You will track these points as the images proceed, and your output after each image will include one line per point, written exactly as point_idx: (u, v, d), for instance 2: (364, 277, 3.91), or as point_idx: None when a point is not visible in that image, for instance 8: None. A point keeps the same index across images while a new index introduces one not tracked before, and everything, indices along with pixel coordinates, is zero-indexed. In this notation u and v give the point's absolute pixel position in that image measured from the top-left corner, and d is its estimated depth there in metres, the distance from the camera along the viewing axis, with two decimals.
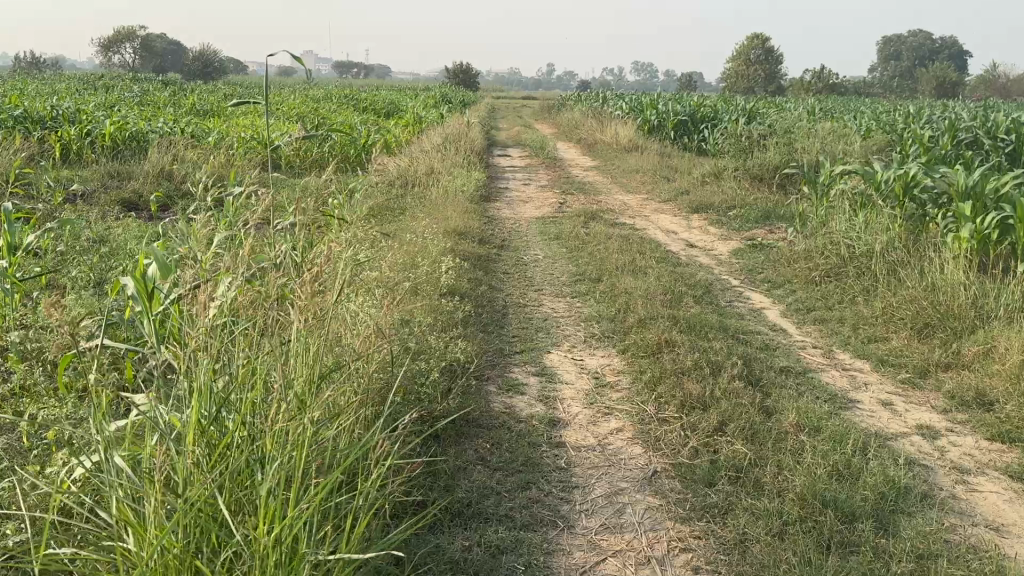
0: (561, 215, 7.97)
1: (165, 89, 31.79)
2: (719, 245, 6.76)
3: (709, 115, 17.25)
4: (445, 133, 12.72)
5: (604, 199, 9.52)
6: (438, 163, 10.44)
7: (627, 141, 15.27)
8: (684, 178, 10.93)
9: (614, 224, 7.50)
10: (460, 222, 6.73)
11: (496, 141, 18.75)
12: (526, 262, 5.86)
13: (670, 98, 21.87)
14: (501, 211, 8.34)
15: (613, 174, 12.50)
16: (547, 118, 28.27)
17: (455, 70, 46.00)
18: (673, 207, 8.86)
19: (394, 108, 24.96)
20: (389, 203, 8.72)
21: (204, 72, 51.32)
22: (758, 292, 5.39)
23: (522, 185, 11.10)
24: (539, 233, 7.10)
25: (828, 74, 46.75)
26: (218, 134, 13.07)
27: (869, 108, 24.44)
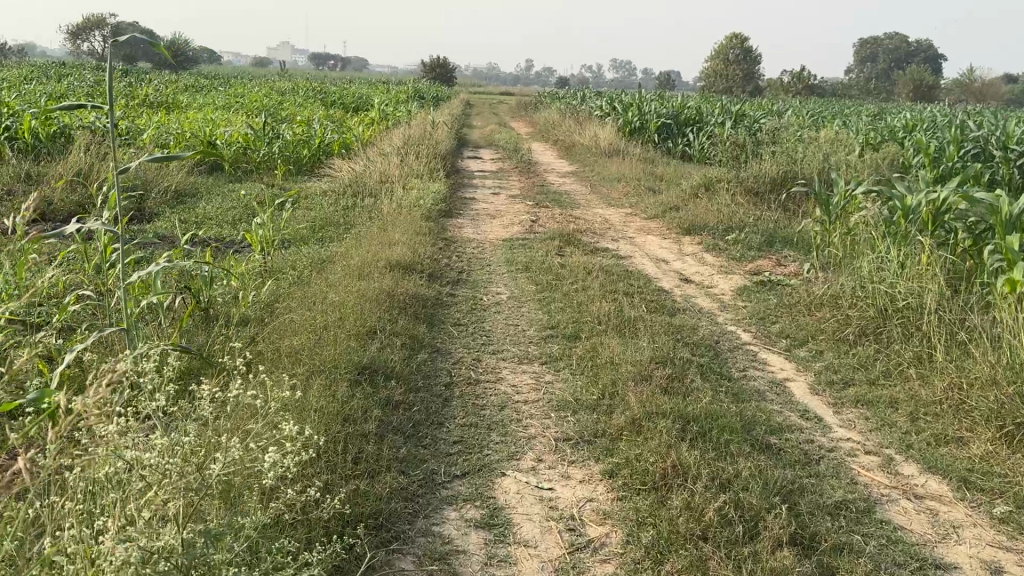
0: (533, 236, 6.84)
1: (125, 78, 30.25)
2: (718, 279, 5.68)
3: (694, 118, 16.15)
4: (408, 134, 11.52)
5: (582, 214, 8.41)
6: (397, 171, 9.26)
7: (607, 144, 14.16)
8: (671, 191, 9.84)
9: (595, 249, 6.38)
10: (409, 250, 5.56)
11: (467, 142, 17.51)
12: (487, 307, 4.70)
13: (652, 99, 20.73)
14: (464, 228, 7.19)
15: (593, 183, 11.38)
16: (523, 117, 27.08)
17: (432, 65, 44.72)
18: (661, 226, 7.75)
19: (362, 105, 23.63)
20: (335, 222, 7.56)
21: (170, 62, 49.51)
22: (775, 351, 4.29)
23: (492, 194, 9.95)
24: (506, 260, 5.96)
25: (808, 75, 45.98)
26: (155, 132, 11.77)
27: (852, 113, 23.42)
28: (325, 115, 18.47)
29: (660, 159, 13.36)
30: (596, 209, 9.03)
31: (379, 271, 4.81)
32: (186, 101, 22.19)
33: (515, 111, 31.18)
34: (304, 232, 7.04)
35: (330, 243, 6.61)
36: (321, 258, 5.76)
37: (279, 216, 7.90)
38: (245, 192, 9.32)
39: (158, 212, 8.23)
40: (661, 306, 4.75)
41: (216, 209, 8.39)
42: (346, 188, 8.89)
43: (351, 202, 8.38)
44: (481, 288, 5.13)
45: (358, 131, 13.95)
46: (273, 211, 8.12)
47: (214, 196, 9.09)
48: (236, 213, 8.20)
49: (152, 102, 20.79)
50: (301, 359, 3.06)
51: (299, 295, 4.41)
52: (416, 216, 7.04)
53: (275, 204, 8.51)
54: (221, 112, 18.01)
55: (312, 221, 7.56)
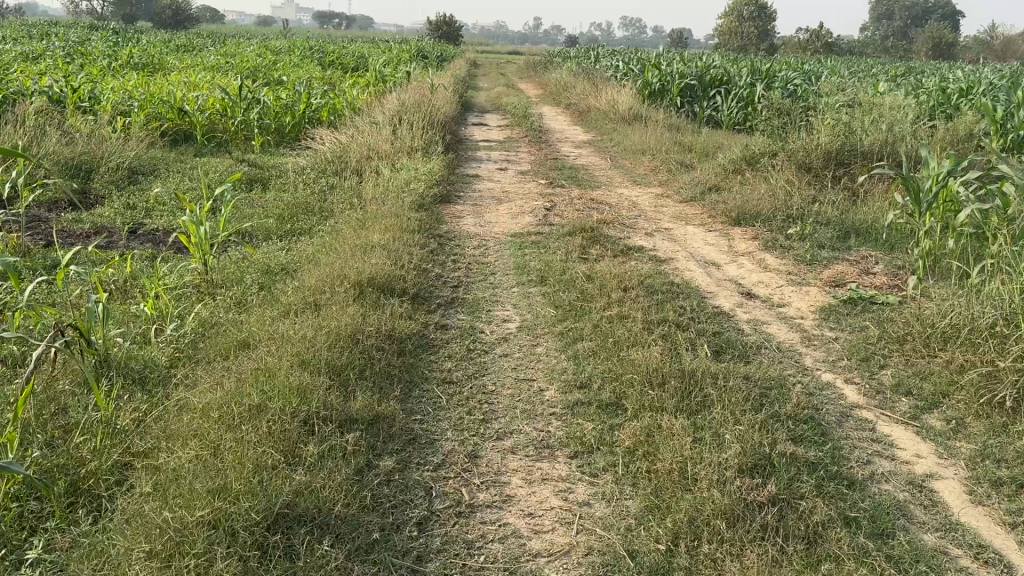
0: (549, 230, 5.56)
1: (115, 37, 28.73)
2: (790, 293, 4.39)
3: (720, 79, 14.70)
4: (402, 99, 10.21)
5: (604, 196, 7.13)
6: (387, 144, 7.97)
7: (626, 108, 12.79)
8: (704, 167, 8.53)
9: (627, 249, 5.09)
10: (390, 258, 4.28)
11: (470, 106, 16.13)
12: (489, 345, 3.44)
13: (669, 58, 19.21)
14: (464, 219, 5.92)
15: (612, 155, 10.07)
16: (531, 77, 25.56)
17: (437, 22, 42.70)
18: (701, 213, 6.46)
19: (359, 65, 22.20)
20: (309, 211, 6.31)
21: (168, 20, 47.86)
22: (898, 422, 3.03)
23: (499, 170, 8.66)
24: (516, 266, 4.69)
25: (827, 32, 43.99)
26: (118, 98, 10.45)
27: (879, 70, 21.81)
28: (318, 77, 17.06)
29: (684, 126, 11.98)
30: (620, 188, 7.73)
31: (343, 296, 3.55)
32: (172, 61, 20.88)
33: (523, 72, 29.66)
34: (268, 227, 5.81)
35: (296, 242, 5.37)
36: (278, 268, 4.52)
37: (244, 202, 6.66)
38: (211, 166, 8.08)
39: (105, 195, 7.02)
40: (728, 345, 3.49)
41: (174, 187, 7.16)
42: (328, 167, 7.62)
43: (331, 183, 7.11)
44: (482, 313, 3.87)
45: (351, 95, 12.63)
46: (237, 195, 6.87)
47: (175, 171, 7.85)
48: (194, 193, 6.96)
49: (135, 64, 19.35)
50: (168, 517, 1.82)
51: (224, 340, 3.16)
52: (404, 203, 5.77)
53: (243, 185, 7.28)
54: (204, 73, 16.71)
55: (280, 209, 6.31)
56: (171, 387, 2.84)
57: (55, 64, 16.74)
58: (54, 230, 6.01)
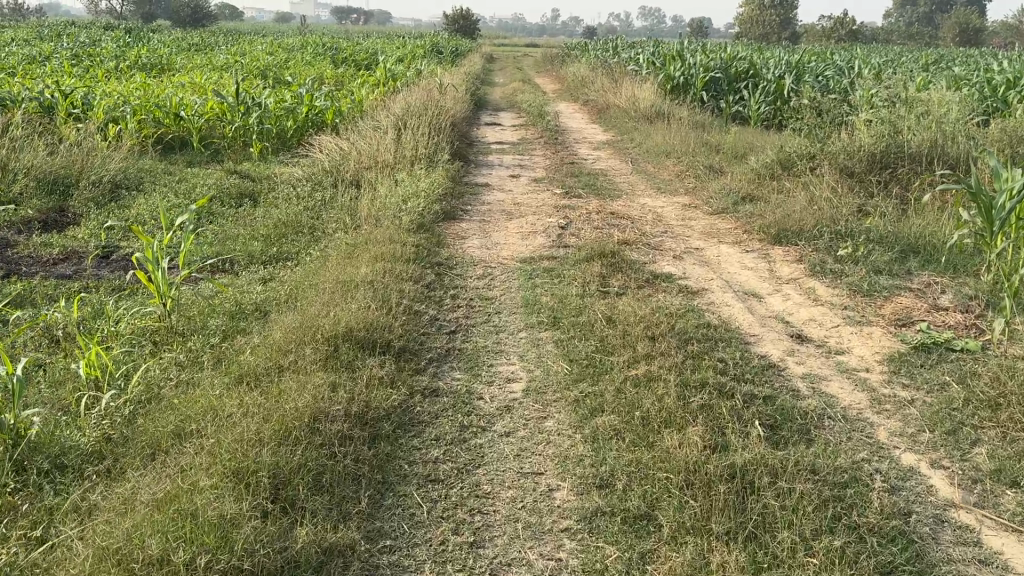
0: (564, 254, 4.90)
1: (129, 37, 28.38)
2: (848, 337, 3.72)
3: (746, 73, 13.95)
4: (409, 101, 9.60)
5: (626, 209, 6.48)
6: (389, 152, 7.35)
7: (647, 105, 12.10)
8: (735, 171, 7.83)
9: (653, 279, 4.43)
10: (374, 298, 3.66)
11: (484, 104, 15.49)
12: (487, 419, 2.80)
13: (691, 49, 18.44)
14: (467, 240, 5.28)
15: (633, 157, 9.39)
16: (548, 73, 24.83)
17: (454, 17, 42.04)
18: (735, 230, 5.78)
19: (371, 62, 21.65)
20: (298, 233, 5.72)
21: (186, 19, 47.61)
22: (1009, 529, 2.36)
23: (511, 178, 8.02)
24: (524, 303, 4.06)
25: (851, 21, 42.85)
26: (113, 104, 9.93)
27: (907, 59, 20.93)
28: (328, 77, 16.49)
29: (708, 124, 11.26)
30: (643, 198, 7.07)
31: (310, 360, 2.93)
32: (181, 61, 20.46)
33: (539, 67, 28.99)
34: (250, 255, 5.23)
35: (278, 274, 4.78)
36: (248, 311, 3.92)
37: (229, 223, 6.08)
38: (200, 178, 7.51)
39: (82, 212, 6.48)
40: (782, 419, 2.83)
41: (157, 203, 6.60)
42: (323, 179, 7.03)
43: (325, 198, 6.51)
44: (483, 370, 3.24)
45: (357, 96, 12.04)
46: (223, 215, 6.30)
47: (161, 183, 7.29)
48: (176, 210, 6.39)
49: (144, 65, 18.88)
50: None
51: (158, 426, 2.56)
52: (400, 227, 5.15)
53: (232, 200, 6.70)
54: (211, 74, 16.22)
55: (266, 231, 5.73)
56: (78, 498, 2.23)
57: (60, 67, 16.32)
58: (20, 257, 5.46)
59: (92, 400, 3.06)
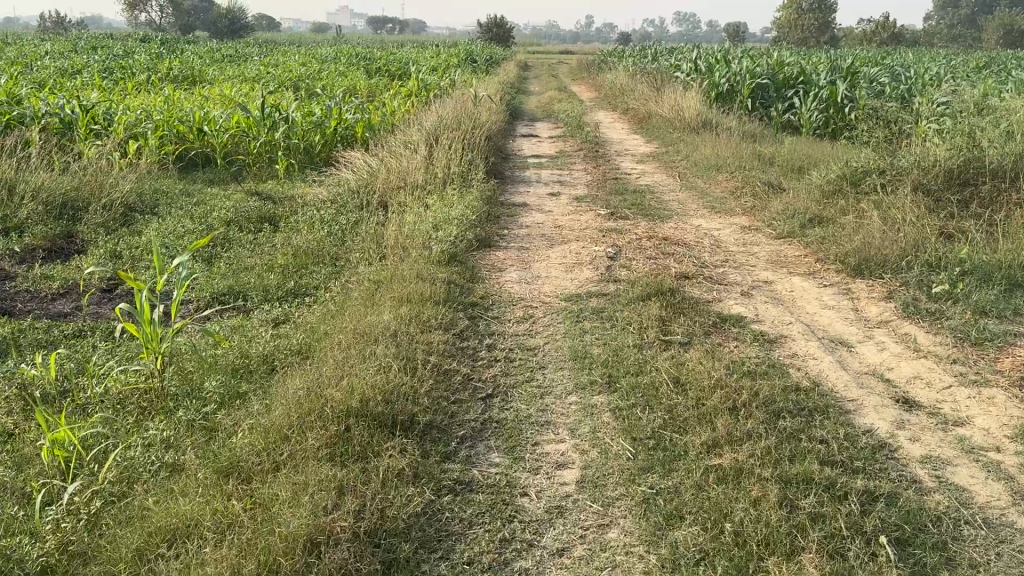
0: (615, 290, 4.32)
1: (165, 49, 28.40)
2: (967, 405, 3.09)
3: (796, 79, 13.24)
4: (443, 113, 9.11)
5: (679, 232, 5.87)
6: (419, 171, 6.83)
7: (692, 114, 11.47)
8: (795, 188, 7.17)
9: (721, 323, 3.83)
10: (395, 355, 3.10)
11: (520, 114, 14.96)
12: (533, 527, 2.22)
13: (734, 55, 17.72)
14: (505, 274, 4.72)
15: (680, 171, 8.77)
16: (585, 80, 24.25)
17: (489, 25, 41.70)
18: (806, 258, 5.14)
19: (404, 72, 21.30)
20: (317, 264, 5.22)
21: (225, 30, 48.03)
22: None
23: (551, 196, 7.46)
24: (573, 355, 3.48)
25: (894, 23, 41.66)
26: (136, 121, 9.58)
27: (960, 62, 19.98)
28: (361, 88, 16.10)
29: (759, 136, 10.59)
30: (696, 219, 6.45)
31: (313, 452, 2.40)
32: (213, 73, 20.29)
33: (574, 74, 28.44)
34: (263, 291, 4.73)
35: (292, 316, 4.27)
36: (253, 367, 3.41)
37: (245, 252, 5.61)
38: (220, 198, 7.07)
39: (91, 239, 6.06)
40: (912, 530, 2.22)
41: (170, 229, 6.16)
42: (347, 200, 6.53)
43: (349, 222, 6.01)
44: (528, 451, 2.66)
45: (388, 108, 11.58)
46: (240, 242, 5.83)
47: (178, 205, 6.86)
48: (190, 237, 5.94)
49: (178, 78, 18.73)
50: None
51: (117, 546, 2.03)
52: (429, 260, 4.62)
53: (251, 224, 6.25)
54: (242, 86, 15.93)
55: (284, 262, 5.24)
56: None
57: (91, 81, 16.15)
58: (18, 291, 5.03)
59: (57, 489, 2.57)
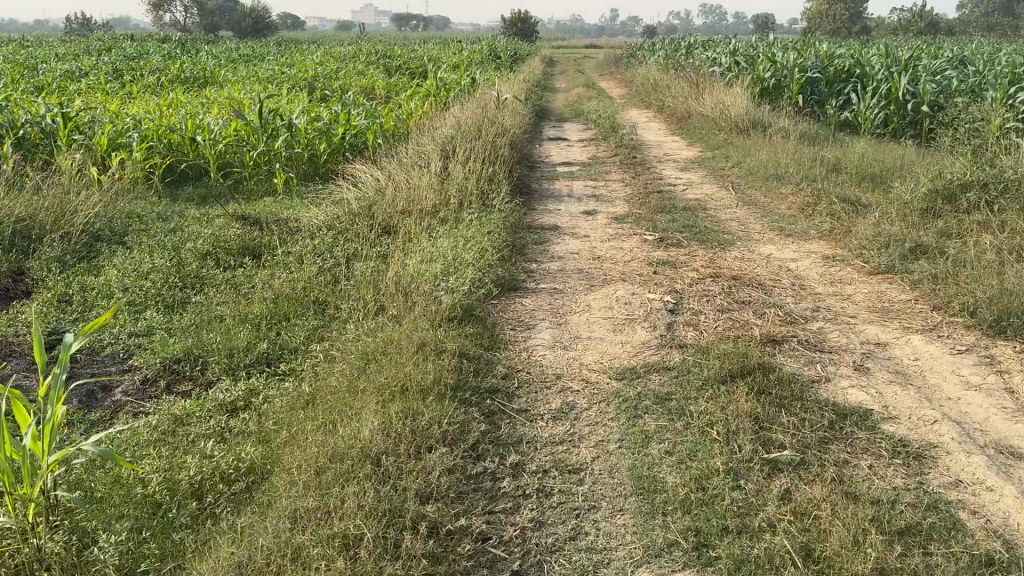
0: (683, 362, 3.25)
1: (180, 50, 27.55)
2: None
3: (851, 71, 12.02)
4: (461, 118, 8.08)
5: (746, 266, 4.80)
6: (432, 191, 5.80)
7: (738, 112, 10.33)
8: (877, 203, 6.04)
9: (839, 423, 2.75)
10: (368, 511, 2.07)
11: (546, 115, 13.88)
12: None
13: (775, 45, 16.46)
14: (537, 333, 3.67)
15: (732, 181, 7.64)
16: (612, 76, 23.06)
17: (512, 20, 40.54)
18: (918, 309, 4.03)
19: (424, 69, 20.26)
20: (299, 318, 4.21)
21: (247, 29, 47.41)
22: None
23: (586, 215, 6.41)
24: (637, 480, 2.41)
25: (933, 12, 39.91)
26: (122, 127, 8.66)
27: (1015, 50, 18.55)
28: (377, 88, 15.11)
29: (816, 138, 9.41)
30: (764, 246, 5.35)
31: None
32: (224, 73, 19.38)
33: (600, 69, 27.25)
34: (225, 360, 3.74)
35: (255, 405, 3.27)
36: (176, 509, 2.41)
37: (216, 298, 4.62)
38: (201, 223, 6.08)
39: (40, 278, 5.10)
40: None
41: (136, 264, 5.20)
42: (345, 228, 5.52)
43: (343, 259, 5.00)
44: None
45: (403, 111, 10.56)
46: (212, 286, 4.85)
47: (152, 232, 5.89)
48: (155, 275, 4.96)
49: (187, 78, 17.83)
50: None
51: None
52: (436, 318, 3.59)
53: (230, 258, 5.27)
54: (250, 87, 14.99)
55: (258, 315, 4.24)
56: None
57: (92, 85, 15.30)
58: None
59: None
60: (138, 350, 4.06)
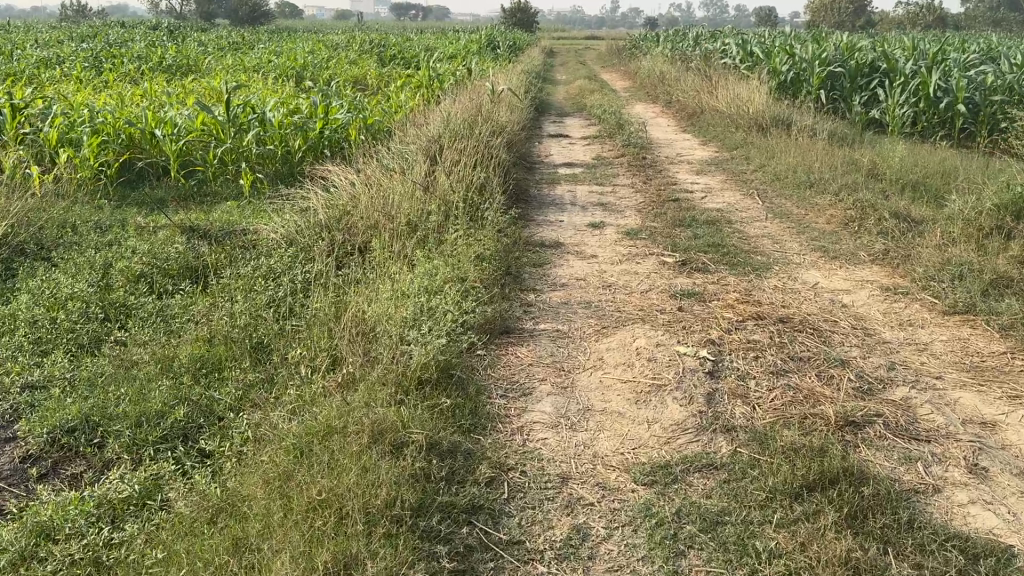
0: (734, 456, 2.39)
1: (168, 37, 26.52)
2: None
3: (875, 65, 11.15)
4: (451, 113, 7.21)
5: (789, 301, 3.94)
6: (413, 201, 4.93)
7: (757, 109, 9.45)
8: (931, 220, 5.19)
9: (973, 572, 1.90)
10: None
11: (547, 109, 12.98)
12: None
13: (788, 37, 15.51)
14: (535, 402, 2.80)
15: (757, 189, 6.76)
16: (615, 69, 22.15)
17: (512, 10, 39.49)
18: (1018, 368, 3.18)
19: (420, 58, 19.30)
20: (233, 369, 3.34)
21: (242, 17, 46.33)
22: None
23: (592, 228, 5.56)
24: None
25: (941, 6, 39.01)
26: (74, 119, 7.75)
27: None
28: (368, 79, 14.18)
29: (843, 138, 8.55)
30: (806, 273, 4.48)
31: None
32: (209, 61, 18.42)
33: (601, 61, 26.26)
34: (127, 435, 2.88)
35: (150, 514, 2.42)
36: None
37: (139, 337, 3.75)
38: (144, 234, 5.20)
39: None
40: None
41: (54, 287, 4.31)
42: (307, 245, 4.64)
43: (299, 287, 4.12)
44: None
45: (391, 104, 9.66)
46: (138, 321, 3.97)
47: (84, 247, 5.00)
48: (72, 304, 4.08)
49: (170, 65, 16.89)
50: None
51: None
52: (404, 386, 2.73)
53: (168, 283, 4.40)
54: (233, 77, 14.06)
55: (181, 364, 3.37)
56: None
57: (64, 73, 14.34)
58: None
59: None
60: (27, 410, 3.17)
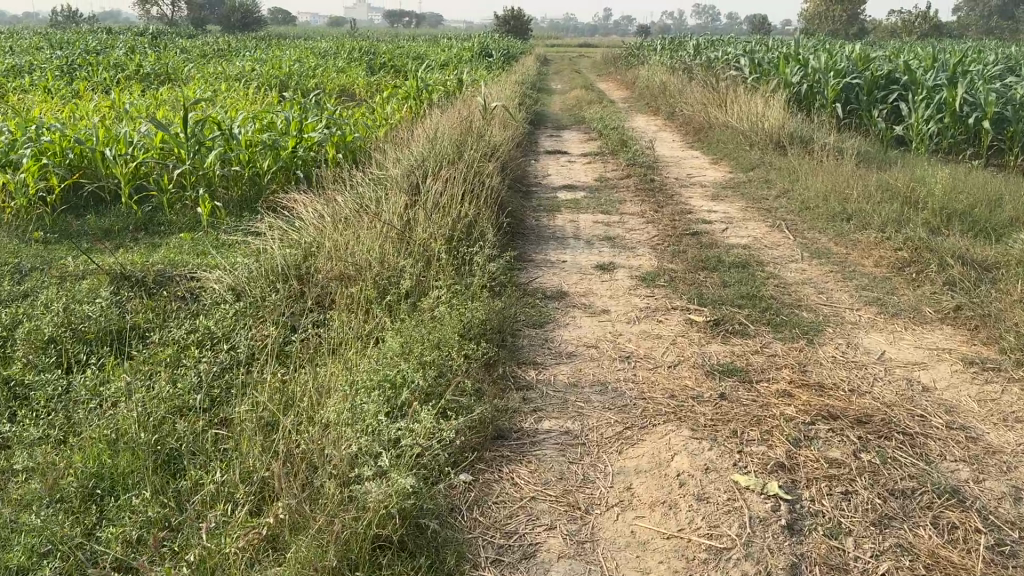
0: None
1: (150, 44, 25.61)
2: None
3: (895, 76, 10.39)
4: (437, 130, 6.38)
5: (856, 383, 3.13)
6: (388, 246, 4.10)
7: (773, 124, 8.66)
8: (1003, 265, 4.39)
9: None
10: None
11: (543, 122, 12.17)
12: None
13: (796, 45, 14.75)
14: (541, 572, 1.98)
15: (784, 220, 5.96)
16: (611, 77, 21.38)
17: (505, 17, 38.71)
18: None
19: (409, 66, 18.46)
20: (136, 492, 2.49)
21: (230, 23, 45.45)
22: None
23: (601, 271, 4.74)
24: None
25: (938, 14, 38.49)
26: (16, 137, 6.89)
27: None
28: (354, 90, 13.33)
29: (870, 158, 7.77)
30: (866, 338, 3.66)
31: None
32: (190, 69, 17.57)
33: (595, 71, 25.41)
34: None
35: None
36: None
37: (24, 436, 2.86)
38: (67, 282, 4.33)
39: None
40: None
41: None
42: (256, 297, 3.79)
43: (240, 360, 3.28)
44: None
45: (374, 117, 8.82)
46: (34, 409, 3.08)
47: None
48: None
49: (146, 73, 15.98)
50: None
51: None
52: (354, 556, 1.89)
53: (82, 352, 3.52)
54: (210, 86, 13.19)
55: (68, 483, 2.51)
56: None
57: (30, 81, 13.45)
58: None
59: None
60: None
